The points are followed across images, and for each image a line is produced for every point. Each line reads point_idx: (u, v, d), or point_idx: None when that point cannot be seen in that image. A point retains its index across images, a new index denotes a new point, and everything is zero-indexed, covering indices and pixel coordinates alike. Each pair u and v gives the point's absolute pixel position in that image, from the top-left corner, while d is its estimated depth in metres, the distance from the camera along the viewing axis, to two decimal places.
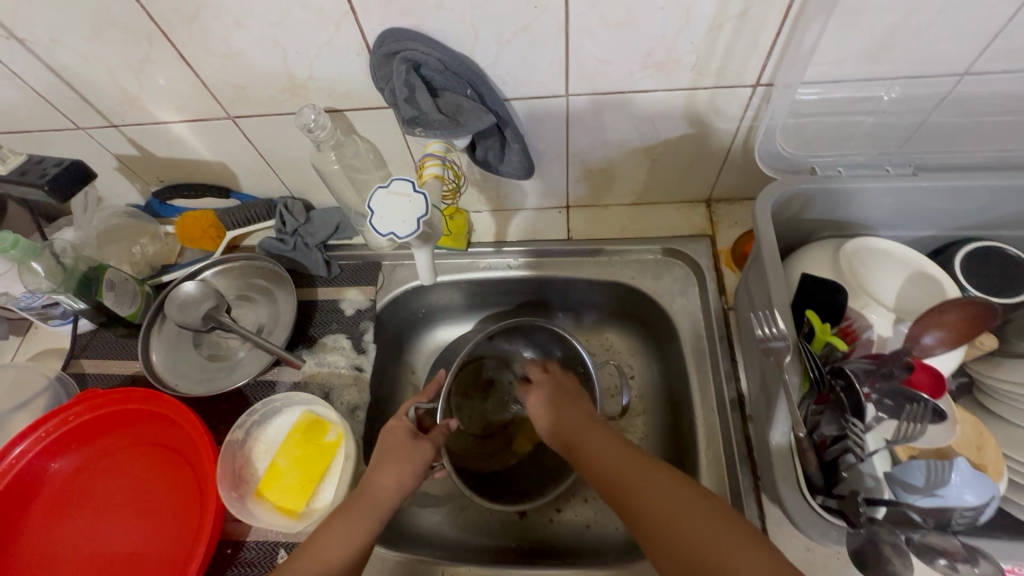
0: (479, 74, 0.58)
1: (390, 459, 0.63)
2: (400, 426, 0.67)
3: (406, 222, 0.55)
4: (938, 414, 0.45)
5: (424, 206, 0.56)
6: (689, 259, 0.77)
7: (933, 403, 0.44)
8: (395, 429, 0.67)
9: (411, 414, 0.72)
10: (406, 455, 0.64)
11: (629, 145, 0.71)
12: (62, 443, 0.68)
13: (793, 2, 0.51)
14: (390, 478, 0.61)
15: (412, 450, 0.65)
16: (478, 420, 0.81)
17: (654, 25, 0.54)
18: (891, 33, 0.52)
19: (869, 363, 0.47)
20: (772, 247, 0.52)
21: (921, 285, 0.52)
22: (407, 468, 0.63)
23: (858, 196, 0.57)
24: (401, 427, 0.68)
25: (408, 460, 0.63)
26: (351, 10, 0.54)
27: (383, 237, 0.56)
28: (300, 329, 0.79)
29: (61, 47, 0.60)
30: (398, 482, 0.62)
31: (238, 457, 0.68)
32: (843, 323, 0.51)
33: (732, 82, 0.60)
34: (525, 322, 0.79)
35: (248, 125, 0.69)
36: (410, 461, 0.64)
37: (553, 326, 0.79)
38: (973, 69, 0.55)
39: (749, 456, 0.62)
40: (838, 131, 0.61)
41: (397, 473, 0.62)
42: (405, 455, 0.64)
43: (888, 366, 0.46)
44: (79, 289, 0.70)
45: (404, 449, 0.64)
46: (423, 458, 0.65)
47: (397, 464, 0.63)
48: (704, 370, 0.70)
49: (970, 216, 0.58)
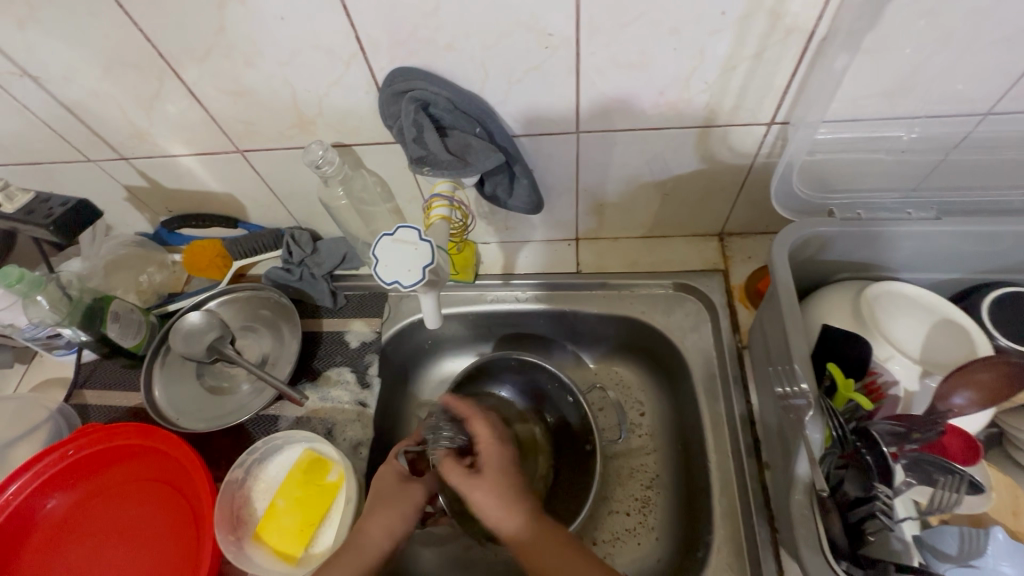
0: (489, 114, 0.58)
1: (380, 504, 0.61)
2: (391, 469, 0.64)
3: (410, 272, 0.54)
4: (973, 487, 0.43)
5: (429, 256, 0.55)
6: (702, 294, 0.75)
7: (972, 476, 0.42)
8: (385, 473, 0.64)
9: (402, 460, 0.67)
10: (397, 500, 0.62)
11: (640, 179, 0.69)
12: (58, 480, 0.66)
13: (810, 43, 0.50)
14: (379, 526, 0.59)
15: (403, 495, 0.62)
16: None
17: (668, 66, 0.53)
18: (911, 74, 0.51)
19: (896, 425, 0.45)
20: (790, 290, 0.51)
21: (945, 333, 0.50)
22: (395, 512, 0.61)
23: (880, 238, 0.55)
24: (391, 469, 0.64)
25: (395, 503, 0.61)
26: (360, 50, 0.54)
27: (388, 286, 0.55)
28: (304, 362, 0.78)
29: (73, 84, 0.60)
30: (390, 531, 0.60)
31: (236, 496, 0.66)
32: (867, 378, 0.48)
33: (746, 120, 0.59)
34: (495, 357, 0.78)
35: (257, 159, 0.69)
36: (401, 506, 0.62)
37: (519, 355, 0.77)
38: (996, 109, 0.53)
39: (766, 505, 0.60)
40: (856, 170, 0.60)
41: (388, 520, 0.60)
42: (394, 500, 0.62)
43: (919, 431, 0.44)
44: (85, 321, 0.70)
45: (393, 494, 0.62)
46: (414, 502, 0.63)
47: (387, 511, 0.60)
48: (717, 410, 0.68)
49: (996, 258, 0.55)
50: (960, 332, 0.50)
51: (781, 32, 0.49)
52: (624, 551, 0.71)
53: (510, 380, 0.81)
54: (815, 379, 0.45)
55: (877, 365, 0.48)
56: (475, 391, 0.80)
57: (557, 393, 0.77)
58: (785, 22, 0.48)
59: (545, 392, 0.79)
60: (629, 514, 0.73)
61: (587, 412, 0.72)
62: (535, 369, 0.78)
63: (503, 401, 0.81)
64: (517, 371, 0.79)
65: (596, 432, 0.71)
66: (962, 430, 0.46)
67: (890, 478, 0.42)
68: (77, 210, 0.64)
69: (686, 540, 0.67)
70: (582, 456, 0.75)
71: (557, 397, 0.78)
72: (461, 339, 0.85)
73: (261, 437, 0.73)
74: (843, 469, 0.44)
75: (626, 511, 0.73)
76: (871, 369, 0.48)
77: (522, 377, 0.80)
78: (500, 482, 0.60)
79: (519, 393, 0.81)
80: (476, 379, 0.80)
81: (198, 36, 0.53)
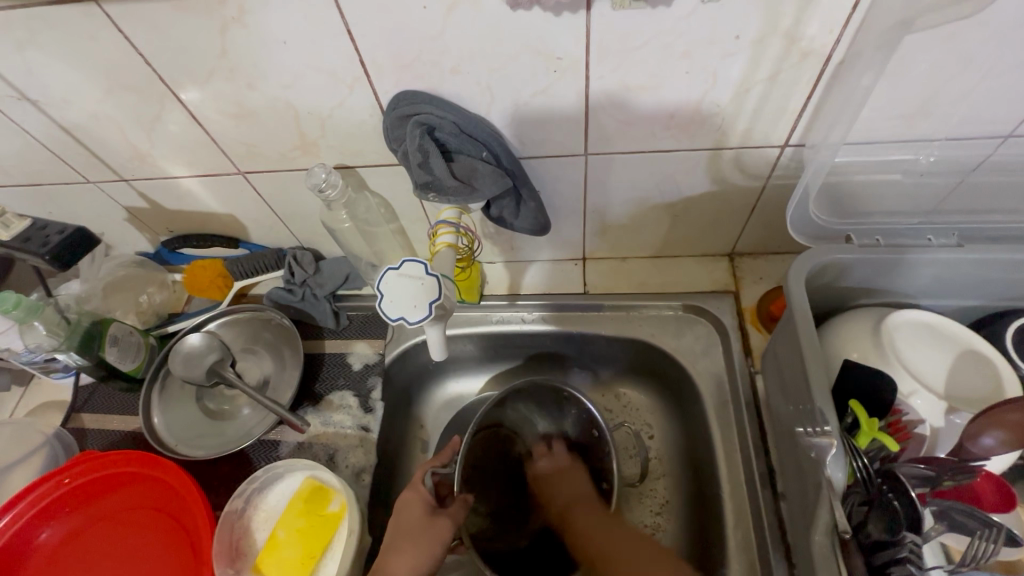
0: (496, 137, 0.56)
1: (406, 542, 0.62)
2: (416, 500, 0.66)
3: (415, 307, 0.53)
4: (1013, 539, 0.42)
5: (436, 290, 0.54)
6: (712, 316, 0.74)
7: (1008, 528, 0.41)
8: (409, 504, 0.65)
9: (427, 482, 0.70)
10: (424, 537, 0.63)
11: (650, 201, 0.68)
12: (52, 510, 0.65)
13: (826, 66, 0.49)
14: (404, 562, 0.61)
15: (428, 532, 0.64)
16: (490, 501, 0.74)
17: (679, 89, 0.52)
18: (930, 98, 0.49)
19: (927, 470, 0.43)
20: (808, 317, 0.49)
21: (969, 365, 0.48)
22: (422, 550, 0.62)
23: (899, 265, 0.53)
24: (416, 501, 0.66)
25: (422, 540, 0.63)
26: (364, 74, 0.52)
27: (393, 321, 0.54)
28: (306, 385, 0.77)
29: (72, 106, 0.59)
30: (413, 568, 0.61)
31: (236, 527, 0.64)
32: (892, 416, 0.46)
33: (759, 142, 0.58)
34: (524, 381, 0.75)
35: (258, 180, 0.68)
36: (428, 543, 0.63)
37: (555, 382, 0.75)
38: (1017, 132, 0.52)
39: (782, 538, 0.58)
40: (873, 193, 0.58)
41: (412, 557, 0.61)
42: (422, 537, 0.63)
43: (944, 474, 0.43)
44: (82, 346, 0.69)
45: (420, 530, 0.64)
46: (440, 538, 0.64)
47: (415, 548, 0.62)
48: (730, 437, 0.66)
49: (1018, 286, 0.54)
50: (986, 364, 0.48)
51: (796, 56, 0.48)
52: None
53: (535, 399, 0.77)
54: (835, 419, 0.43)
55: (901, 402, 0.46)
56: (501, 407, 0.76)
57: (580, 424, 0.75)
58: (800, 46, 0.47)
59: (567, 419, 0.76)
60: None
61: (611, 449, 0.70)
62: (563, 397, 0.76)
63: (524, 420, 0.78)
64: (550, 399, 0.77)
65: (615, 473, 0.69)
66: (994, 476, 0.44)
67: (919, 523, 0.40)
68: (75, 237, 0.63)
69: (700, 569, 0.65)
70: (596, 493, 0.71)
71: (579, 424, 0.76)
72: (466, 359, 0.83)
73: (262, 464, 0.71)
74: (865, 507, 0.43)
75: None
76: (895, 408, 0.46)
77: (552, 404, 0.77)
78: (566, 476, 0.73)
79: (539, 414, 0.78)
80: (505, 399, 0.76)
81: (200, 59, 0.52)
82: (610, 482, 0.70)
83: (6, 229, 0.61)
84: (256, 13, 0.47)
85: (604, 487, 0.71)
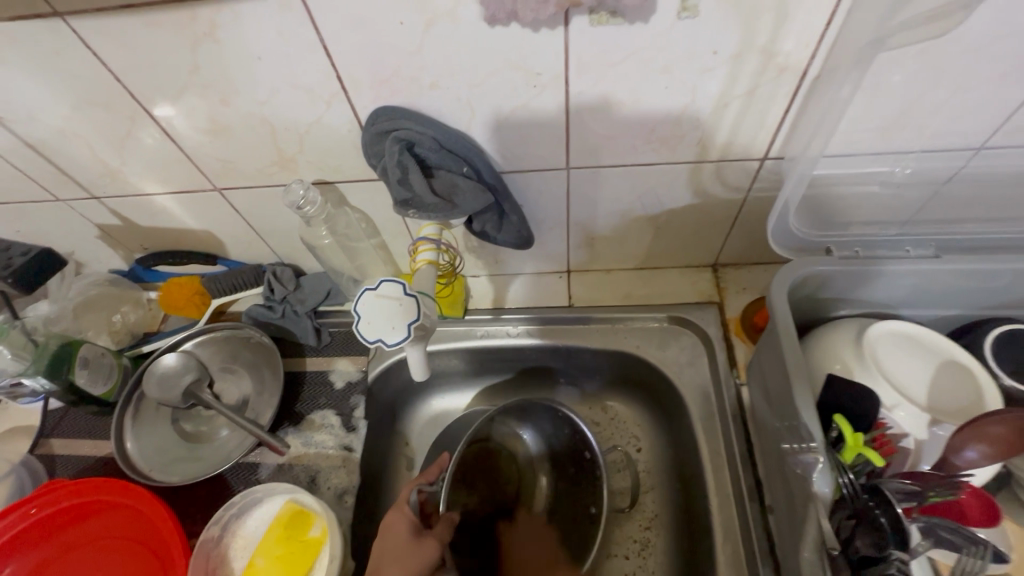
0: (477, 152, 0.56)
1: (388, 565, 0.57)
2: (401, 522, 0.61)
3: (393, 328, 0.52)
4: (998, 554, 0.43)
5: (414, 309, 0.53)
6: (697, 327, 0.74)
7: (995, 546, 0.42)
8: (394, 524, 0.60)
9: (414, 499, 0.65)
10: (406, 560, 0.58)
11: (632, 213, 0.68)
12: (19, 542, 0.62)
13: (802, 80, 0.49)
14: None
15: (414, 553, 0.59)
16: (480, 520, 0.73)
17: (660, 103, 0.52)
18: (904, 112, 0.50)
19: (911, 485, 0.42)
20: (790, 331, 0.49)
21: (949, 375, 0.48)
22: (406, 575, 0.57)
23: (877, 276, 0.53)
24: (401, 522, 0.61)
25: (404, 563, 0.58)
26: (342, 89, 0.52)
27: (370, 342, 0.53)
28: (286, 405, 0.75)
29: (39, 124, 0.57)
30: None
31: (212, 557, 0.62)
32: (876, 430, 0.46)
33: (739, 155, 0.58)
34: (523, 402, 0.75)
35: (235, 196, 0.67)
36: (409, 566, 0.58)
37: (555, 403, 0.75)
38: (989, 144, 0.53)
39: (771, 552, 0.57)
40: (853, 204, 0.58)
41: None
42: (407, 559, 0.58)
43: (931, 490, 0.42)
44: (50, 369, 0.66)
45: (403, 552, 0.58)
46: (423, 561, 0.59)
47: (400, 574, 0.57)
48: (717, 449, 0.66)
49: (995, 296, 0.54)
50: (965, 374, 0.48)
51: (773, 71, 0.48)
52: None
53: (526, 415, 0.77)
54: (819, 432, 0.43)
55: (885, 415, 0.45)
56: (492, 424, 0.75)
57: (573, 443, 0.75)
58: (777, 61, 0.47)
59: (557, 435, 0.76)
60: (628, 558, 0.70)
61: (603, 473, 0.70)
62: (556, 419, 0.75)
63: (513, 434, 0.77)
64: (538, 418, 0.77)
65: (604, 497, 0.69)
66: (977, 489, 0.45)
67: (906, 540, 0.39)
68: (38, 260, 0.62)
69: None
70: (584, 516, 0.71)
71: (571, 443, 0.75)
72: (450, 374, 0.82)
73: (241, 488, 0.69)
74: (853, 520, 0.42)
75: (625, 554, 0.70)
76: (879, 421, 0.46)
77: (545, 419, 0.76)
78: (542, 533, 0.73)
79: (532, 431, 0.78)
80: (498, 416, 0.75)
81: (171, 76, 0.51)
82: (598, 506, 0.70)
83: None
84: (228, 28, 0.46)
85: (593, 512, 0.70)
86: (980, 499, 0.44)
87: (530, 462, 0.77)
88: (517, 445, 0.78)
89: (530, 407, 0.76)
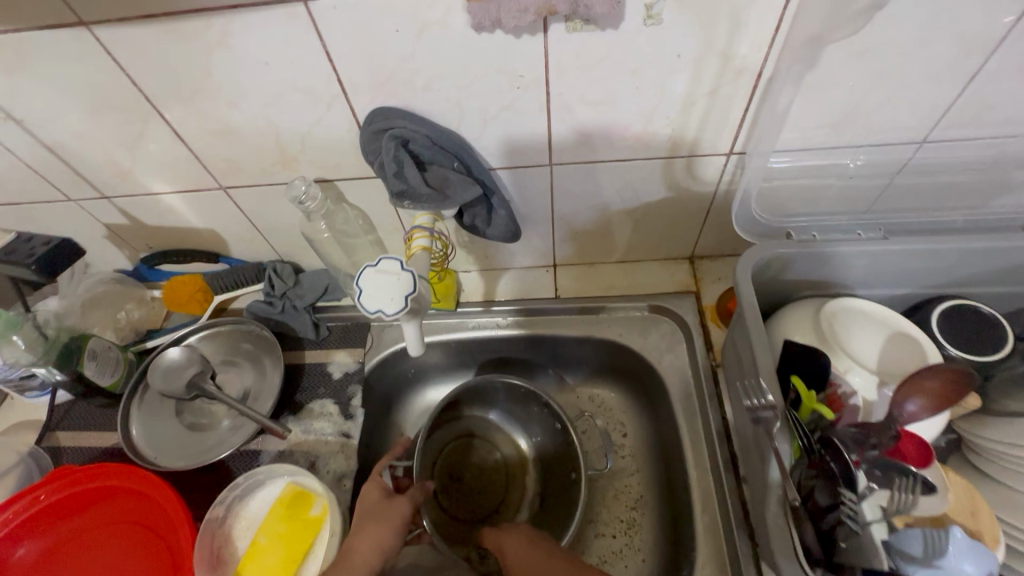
0: (466, 148, 0.61)
1: (369, 522, 0.59)
2: (375, 486, 0.64)
3: (392, 300, 0.55)
4: (927, 486, 0.47)
5: (411, 284, 0.57)
6: (676, 315, 0.78)
7: (923, 477, 0.46)
8: (368, 491, 0.63)
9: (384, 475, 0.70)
10: (384, 515, 0.60)
11: (613, 208, 0.73)
12: (30, 525, 0.64)
13: (759, 80, 0.55)
14: (367, 541, 0.57)
15: (389, 508, 0.61)
16: (470, 504, 0.79)
17: (632, 102, 0.57)
18: (851, 108, 0.56)
19: (858, 433, 0.48)
20: (754, 309, 0.54)
21: (900, 344, 0.53)
22: (386, 529, 0.59)
23: (833, 258, 0.59)
24: (375, 487, 0.64)
25: (383, 519, 0.60)
26: (342, 92, 0.56)
27: (370, 314, 0.56)
28: (286, 395, 0.78)
29: (56, 126, 0.61)
30: (377, 548, 0.57)
31: (217, 536, 0.64)
32: (829, 389, 0.51)
33: (707, 151, 0.63)
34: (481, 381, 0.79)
35: (239, 195, 0.71)
36: (389, 520, 0.60)
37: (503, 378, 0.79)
38: (930, 137, 0.58)
39: (745, 518, 0.61)
40: (810, 195, 0.64)
41: (375, 536, 0.58)
42: (382, 516, 0.60)
43: (877, 437, 0.47)
44: (60, 360, 0.69)
45: (379, 510, 0.61)
46: (401, 514, 0.61)
47: (377, 526, 0.59)
48: (695, 429, 0.70)
49: (941, 275, 0.60)
50: (914, 343, 0.53)
51: (731, 72, 0.54)
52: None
53: (495, 403, 0.83)
54: (781, 392, 0.48)
55: (838, 377, 0.50)
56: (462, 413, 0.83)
57: (545, 418, 0.79)
58: (735, 63, 0.53)
59: (529, 414, 0.81)
60: (615, 537, 0.74)
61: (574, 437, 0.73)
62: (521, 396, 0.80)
63: (492, 426, 0.84)
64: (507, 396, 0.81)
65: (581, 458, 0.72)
66: (917, 436, 0.49)
67: (853, 484, 0.45)
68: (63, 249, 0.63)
69: (673, 559, 0.68)
70: (567, 482, 0.76)
71: (542, 419, 0.79)
72: (443, 366, 0.86)
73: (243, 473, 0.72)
74: (814, 477, 0.47)
75: (613, 533, 0.74)
76: (831, 381, 0.51)
77: (510, 401, 0.81)
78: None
79: (509, 420, 0.83)
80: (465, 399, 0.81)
81: (183, 79, 0.55)
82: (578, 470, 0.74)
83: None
84: (239, 35, 0.51)
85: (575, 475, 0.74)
86: (916, 442, 0.48)
87: (514, 449, 0.83)
88: (494, 433, 0.84)
89: (495, 386, 0.81)
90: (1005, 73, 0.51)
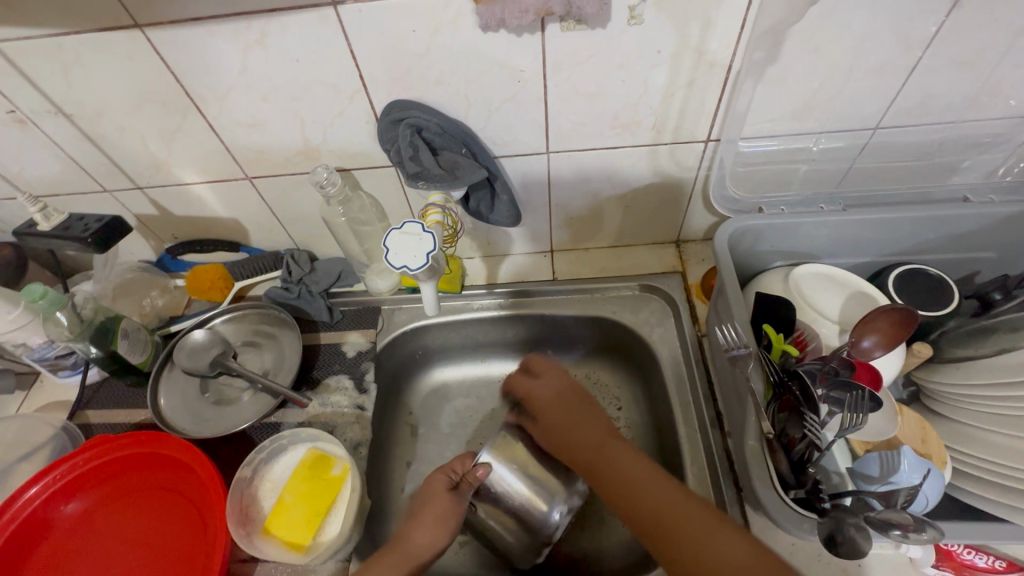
0: (473, 136, 0.68)
1: (427, 516, 0.63)
2: (438, 481, 0.66)
3: (416, 257, 0.63)
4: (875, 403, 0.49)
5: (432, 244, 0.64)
6: (664, 292, 0.85)
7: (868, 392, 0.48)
8: (433, 484, 0.66)
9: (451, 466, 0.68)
10: (440, 512, 0.63)
11: (605, 194, 0.80)
12: (72, 487, 0.69)
13: (729, 74, 0.63)
14: (425, 533, 0.62)
15: (446, 508, 0.63)
16: None
17: (619, 96, 0.65)
18: (811, 98, 0.64)
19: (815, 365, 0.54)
20: (731, 275, 0.61)
21: (860, 302, 0.60)
22: (437, 526, 0.63)
23: (800, 229, 0.66)
24: (439, 482, 0.66)
25: (440, 513, 0.63)
26: (363, 86, 0.64)
27: (396, 270, 0.64)
28: (304, 372, 0.83)
29: (103, 120, 0.68)
30: (431, 541, 0.62)
31: (245, 495, 0.69)
32: (796, 334, 0.60)
33: (688, 138, 0.71)
34: None
35: (263, 184, 0.77)
36: (444, 519, 0.63)
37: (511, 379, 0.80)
38: (882, 124, 0.66)
39: (731, 468, 0.67)
40: (778, 178, 0.73)
41: (432, 529, 0.62)
42: (434, 512, 0.63)
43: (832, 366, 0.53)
44: (97, 337, 0.74)
45: (438, 508, 0.63)
46: (452, 516, 0.63)
47: (434, 522, 0.63)
48: (684, 392, 0.76)
49: (895, 244, 0.68)
50: (873, 301, 0.60)
51: (705, 66, 0.62)
52: (591, 537, 0.76)
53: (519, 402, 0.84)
54: (753, 336, 0.57)
55: (804, 327, 0.59)
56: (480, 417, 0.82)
57: None
58: (707, 58, 0.61)
59: None
60: None
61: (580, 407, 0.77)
62: None
63: None
64: None
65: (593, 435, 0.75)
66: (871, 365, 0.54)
67: (815, 405, 0.50)
68: (112, 224, 0.69)
69: None
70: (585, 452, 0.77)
71: None
72: (449, 347, 0.92)
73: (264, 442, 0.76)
74: (784, 414, 0.54)
75: None
76: (798, 329, 0.60)
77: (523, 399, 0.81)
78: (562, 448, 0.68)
79: None
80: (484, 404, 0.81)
81: (222, 76, 0.62)
82: None
83: (47, 220, 0.68)
84: (275, 36, 0.58)
85: None
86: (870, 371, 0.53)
87: None
88: None
89: None
90: (940, 66, 0.59)
